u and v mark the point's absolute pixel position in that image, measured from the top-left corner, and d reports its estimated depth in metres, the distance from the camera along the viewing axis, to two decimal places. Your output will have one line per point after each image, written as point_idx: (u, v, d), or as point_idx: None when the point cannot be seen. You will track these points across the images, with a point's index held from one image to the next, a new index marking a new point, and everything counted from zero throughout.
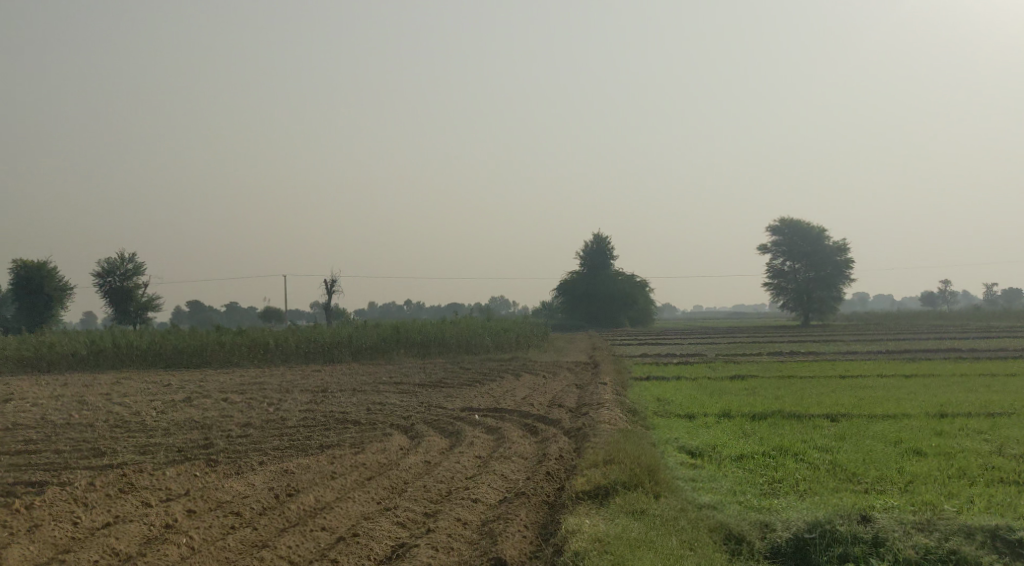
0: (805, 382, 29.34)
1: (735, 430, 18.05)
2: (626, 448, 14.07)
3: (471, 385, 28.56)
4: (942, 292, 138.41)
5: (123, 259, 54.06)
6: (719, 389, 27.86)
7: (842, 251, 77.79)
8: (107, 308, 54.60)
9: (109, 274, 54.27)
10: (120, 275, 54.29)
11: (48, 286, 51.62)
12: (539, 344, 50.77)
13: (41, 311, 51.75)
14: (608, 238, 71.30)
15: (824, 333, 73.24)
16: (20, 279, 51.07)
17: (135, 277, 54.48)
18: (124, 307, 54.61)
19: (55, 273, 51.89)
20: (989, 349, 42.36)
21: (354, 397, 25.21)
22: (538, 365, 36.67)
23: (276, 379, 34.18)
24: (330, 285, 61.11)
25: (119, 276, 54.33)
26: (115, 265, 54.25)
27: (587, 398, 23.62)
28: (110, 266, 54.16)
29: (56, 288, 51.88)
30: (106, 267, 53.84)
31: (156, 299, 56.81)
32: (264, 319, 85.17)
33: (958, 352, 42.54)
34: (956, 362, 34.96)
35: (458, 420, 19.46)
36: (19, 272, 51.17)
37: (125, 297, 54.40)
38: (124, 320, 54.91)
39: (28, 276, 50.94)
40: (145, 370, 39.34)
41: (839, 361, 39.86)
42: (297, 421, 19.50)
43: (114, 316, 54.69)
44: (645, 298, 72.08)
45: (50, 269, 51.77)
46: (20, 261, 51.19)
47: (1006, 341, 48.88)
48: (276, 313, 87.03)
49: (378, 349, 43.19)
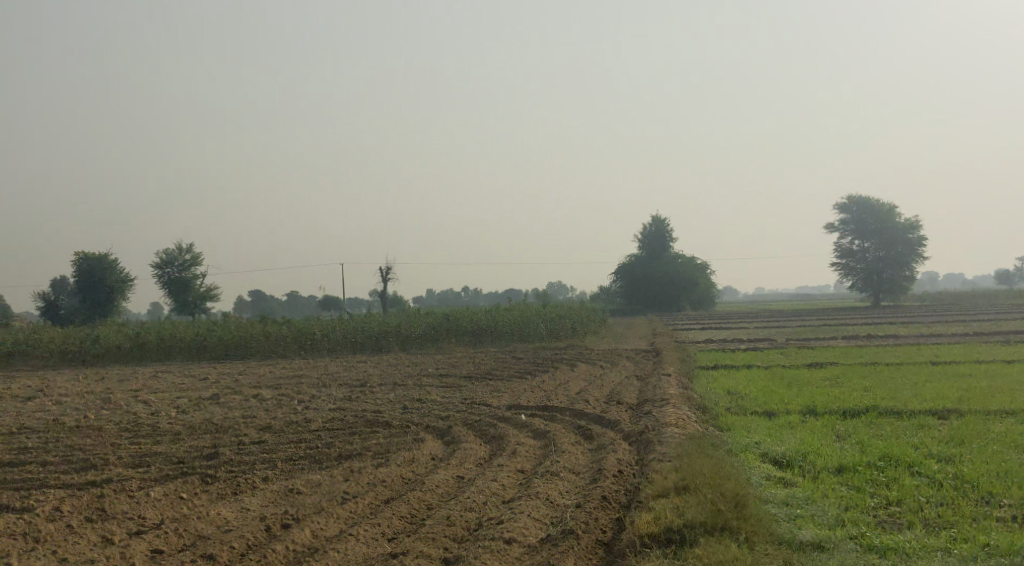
0: (891, 371, 26.53)
1: (822, 431, 15.54)
2: (702, 466, 11.67)
3: (521, 378, 26.18)
4: (1016, 269, 132.99)
5: (181, 249, 52.59)
6: (795, 380, 25.20)
7: (914, 228, 73.63)
8: (166, 300, 53.25)
9: (168, 266, 52.89)
10: (179, 266, 52.91)
11: (109, 279, 50.35)
12: (597, 330, 48.29)
13: (103, 304, 50.49)
14: (667, 220, 68.53)
15: (897, 314, 69.51)
16: (80, 271, 49.86)
17: (194, 269, 53.04)
18: (183, 298, 53.21)
19: (117, 265, 50.57)
20: None
21: (392, 394, 22.91)
22: (595, 353, 34.28)
23: (318, 372, 32.20)
24: (384, 271, 59.16)
25: (177, 267, 52.92)
26: (174, 256, 52.85)
27: (650, 392, 21.19)
28: (168, 257, 52.79)
29: (115, 279, 50.53)
30: (165, 257, 52.42)
31: (216, 289, 55.42)
32: (324, 308, 83.66)
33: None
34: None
35: (503, 420, 17.11)
36: (81, 264, 49.89)
37: (185, 288, 52.92)
38: (185, 311, 53.48)
39: (91, 268, 49.65)
40: (187, 364, 37.62)
41: (922, 346, 36.75)
42: (324, 424, 17.23)
43: (174, 308, 53.28)
44: (706, 280, 69.20)
45: (111, 261, 50.46)
46: (81, 253, 49.94)
47: None
48: (335, 301, 85.46)
49: (427, 338, 41.02)
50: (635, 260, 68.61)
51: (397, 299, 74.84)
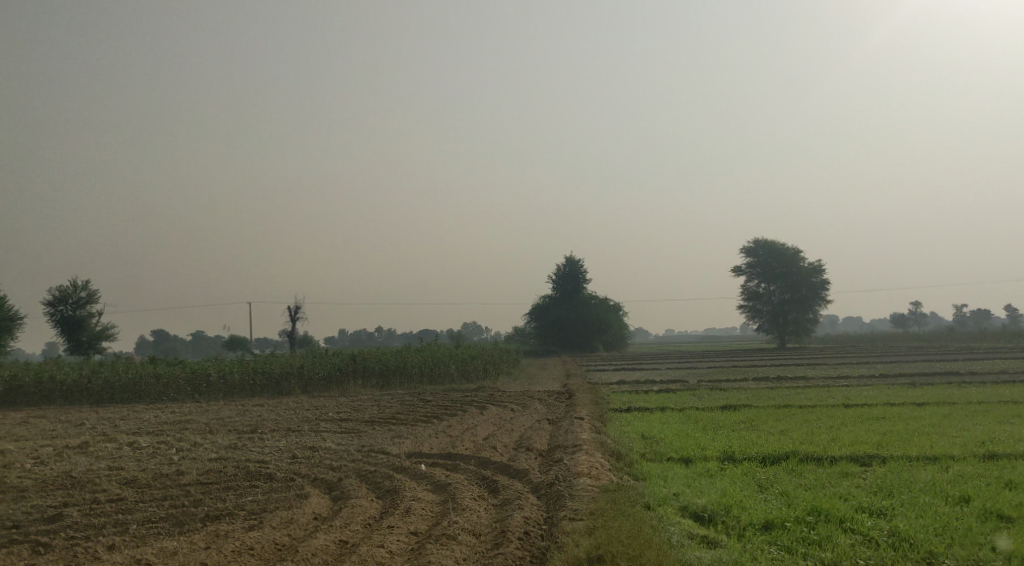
0: (807, 414, 25.69)
1: (744, 481, 14.34)
2: (617, 529, 10.39)
3: (425, 423, 24.58)
4: (913, 311, 136.36)
5: (76, 285, 49.74)
6: (711, 424, 24.10)
7: (818, 271, 74.39)
8: (59, 339, 50.20)
9: (62, 303, 49.91)
10: (73, 303, 49.99)
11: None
12: (508, 371, 46.85)
13: None
14: (580, 260, 67.80)
15: (804, 356, 69.82)
16: None
17: (89, 306, 50.15)
18: (77, 338, 50.21)
19: (6, 302, 47.45)
20: (991, 373, 38.93)
21: (282, 441, 21.13)
22: (505, 396, 32.87)
23: (210, 416, 30.16)
24: (291, 310, 57.00)
25: (71, 305, 49.99)
26: (68, 293, 49.92)
27: (561, 438, 19.83)
28: (62, 294, 49.83)
29: (4, 318, 47.43)
30: (58, 294, 49.50)
31: (112, 327, 52.50)
32: (229, 349, 80.69)
33: (958, 376, 39.06)
34: (962, 388, 31.49)
35: (400, 470, 15.58)
36: None
37: (79, 327, 49.98)
38: (80, 351, 50.50)
39: None
40: (69, 408, 35.09)
41: (834, 388, 36.27)
42: (198, 477, 15.52)
43: (68, 348, 50.27)
44: (618, 321, 68.54)
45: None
46: None
47: (1001, 362, 45.65)
48: (241, 342, 82.56)
49: (331, 380, 39.06)
50: (547, 302, 67.59)
51: (305, 339, 72.43)
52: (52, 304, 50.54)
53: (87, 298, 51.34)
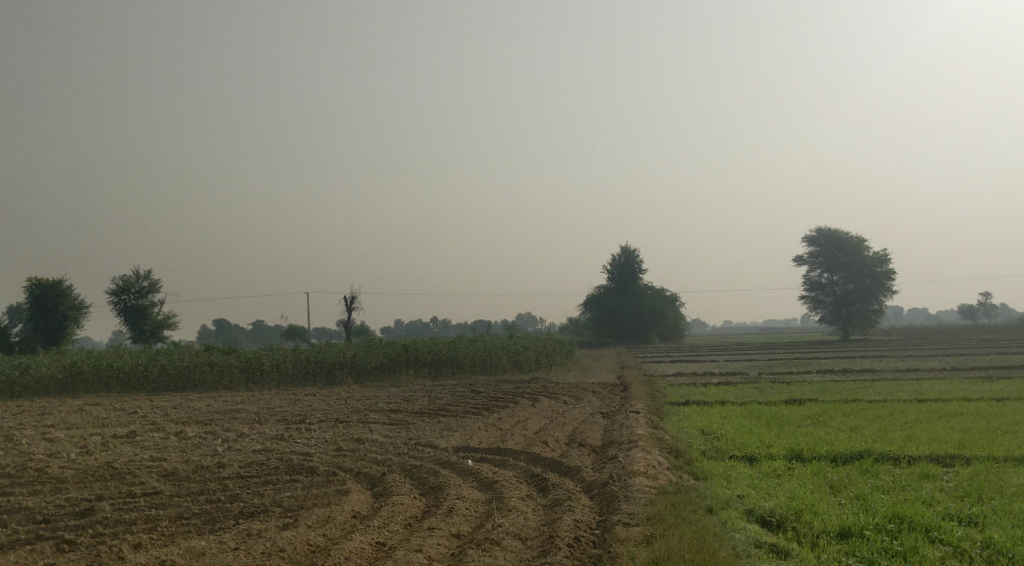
0: (876, 409, 24.50)
1: (812, 483, 13.37)
2: (677, 543, 9.50)
3: (476, 415, 23.83)
4: (981, 304, 132.67)
5: (138, 275, 49.90)
6: (774, 419, 23.07)
7: (883, 262, 72.30)
8: (122, 328, 50.44)
9: (125, 292, 50.13)
10: (136, 292, 50.19)
11: (64, 306, 47.50)
12: (563, 362, 46.01)
13: (56, 332, 47.58)
14: (637, 251, 66.68)
15: (868, 348, 67.94)
16: (32, 298, 46.98)
17: (151, 296, 50.30)
18: (140, 327, 50.41)
19: (72, 291, 47.74)
20: None
21: (328, 432, 20.51)
22: (559, 387, 32.07)
23: (260, 406, 29.78)
24: (347, 299, 56.72)
25: (134, 294, 50.19)
26: (131, 282, 50.12)
27: (616, 432, 18.95)
28: (124, 283, 50.06)
29: (69, 307, 47.73)
30: (121, 283, 49.72)
31: (173, 317, 52.63)
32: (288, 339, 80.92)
33: None
34: None
35: (447, 465, 14.84)
36: (33, 290, 47.03)
37: (141, 316, 50.06)
38: (143, 340, 50.68)
39: (44, 294, 46.79)
40: (124, 396, 35.01)
41: (902, 382, 34.81)
42: (237, 470, 14.85)
43: (129, 335, 50.39)
44: (676, 312, 67.29)
45: (66, 287, 47.64)
46: (34, 279, 47.10)
47: None
48: (299, 331, 82.65)
49: (383, 370, 38.55)
50: (603, 292, 66.54)
51: (362, 329, 72.21)
52: (114, 293, 50.78)
53: (150, 288, 51.52)
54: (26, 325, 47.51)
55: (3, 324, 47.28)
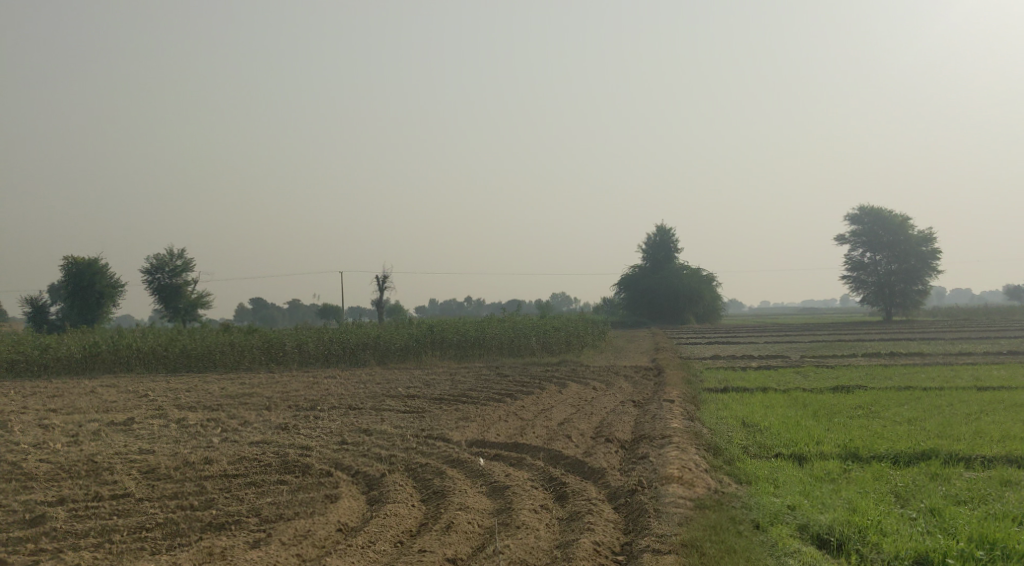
0: (932, 400, 22.64)
1: (874, 491, 11.69)
2: None
3: (498, 402, 22.13)
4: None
5: (172, 253, 48.62)
6: (821, 410, 21.27)
7: (928, 241, 69.67)
8: (156, 307, 49.24)
9: (158, 271, 48.90)
10: (170, 271, 48.92)
11: (99, 285, 46.32)
12: (595, 344, 44.23)
13: (93, 312, 46.46)
14: (672, 230, 64.66)
15: (913, 330, 65.58)
16: (68, 277, 45.84)
17: (185, 275, 49.05)
18: (174, 306, 49.19)
19: (108, 271, 46.57)
20: None
21: (336, 421, 18.91)
22: (589, 370, 30.38)
23: (276, 388, 28.35)
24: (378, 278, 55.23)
25: (167, 273, 48.94)
26: (165, 261, 48.87)
27: (648, 426, 17.21)
28: (158, 262, 48.83)
29: (105, 286, 46.55)
30: (155, 262, 48.48)
31: (206, 296, 51.34)
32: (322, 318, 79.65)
33: None
34: None
35: (456, 464, 13.18)
36: (69, 270, 45.89)
37: (175, 294, 48.74)
38: (177, 319, 49.48)
39: (80, 274, 45.64)
40: (142, 377, 33.67)
41: (954, 368, 32.81)
42: (223, 467, 13.28)
43: (163, 314, 49.13)
44: (712, 292, 65.20)
45: (102, 266, 46.47)
46: (69, 257, 45.94)
47: None
48: (334, 310, 81.30)
49: (408, 351, 36.93)
50: (638, 272, 64.59)
51: (395, 308, 70.67)
52: (148, 272, 49.56)
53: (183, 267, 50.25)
54: (62, 304, 46.40)
55: (38, 302, 46.19)
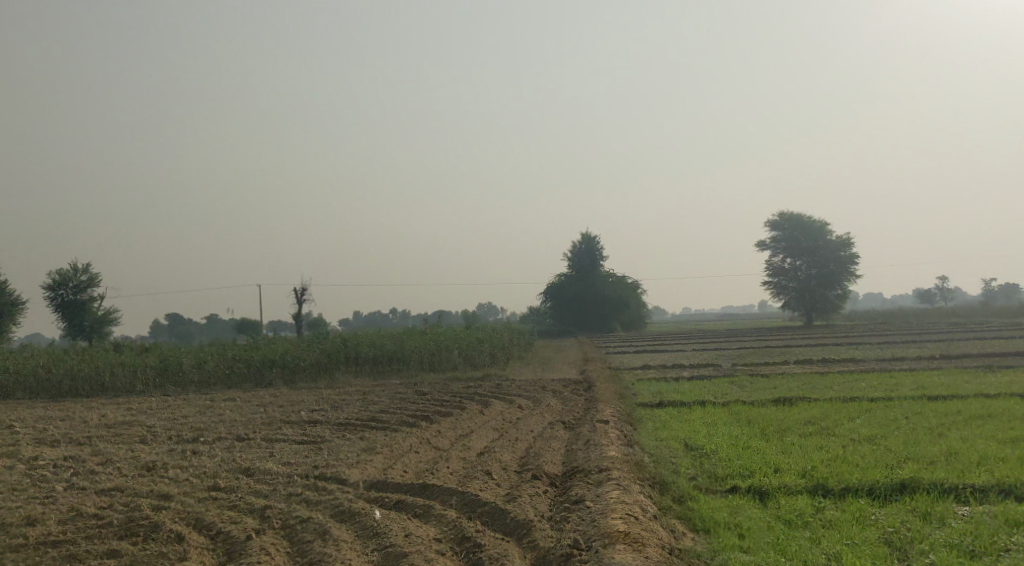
0: (887, 414, 20.68)
1: (863, 539, 9.58)
2: None
3: (409, 428, 19.44)
4: (937, 288, 130.35)
5: (76, 267, 44.55)
6: (770, 427, 19.14)
7: (847, 246, 68.93)
8: (59, 326, 45.05)
9: (62, 287, 44.79)
10: (75, 287, 44.85)
11: None
12: (520, 355, 41.78)
13: None
14: (597, 236, 62.72)
15: (837, 334, 64.60)
16: None
17: (91, 290, 45.02)
18: (79, 324, 45.10)
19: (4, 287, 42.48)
20: None
21: (216, 457, 16.04)
22: (513, 386, 27.85)
23: (166, 414, 25.24)
24: (296, 291, 51.96)
25: (72, 289, 44.84)
26: (69, 276, 44.79)
27: (580, 456, 14.83)
28: (62, 276, 44.75)
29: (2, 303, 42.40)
30: (58, 277, 44.43)
31: (114, 314, 47.24)
32: (240, 334, 75.72)
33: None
34: None
35: (346, 518, 10.63)
36: None
37: (80, 311, 44.56)
38: (83, 338, 45.32)
39: None
40: (20, 405, 30.04)
41: (893, 375, 31.17)
42: (49, 530, 10.43)
43: (68, 333, 44.92)
44: (638, 300, 63.34)
45: None
46: None
47: None
48: (254, 325, 77.41)
49: (320, 368, 33.93)
50: (563, 280, 62.37)
51: (318, 321, 67.11)
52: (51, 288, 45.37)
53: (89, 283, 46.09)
54: None
55: None
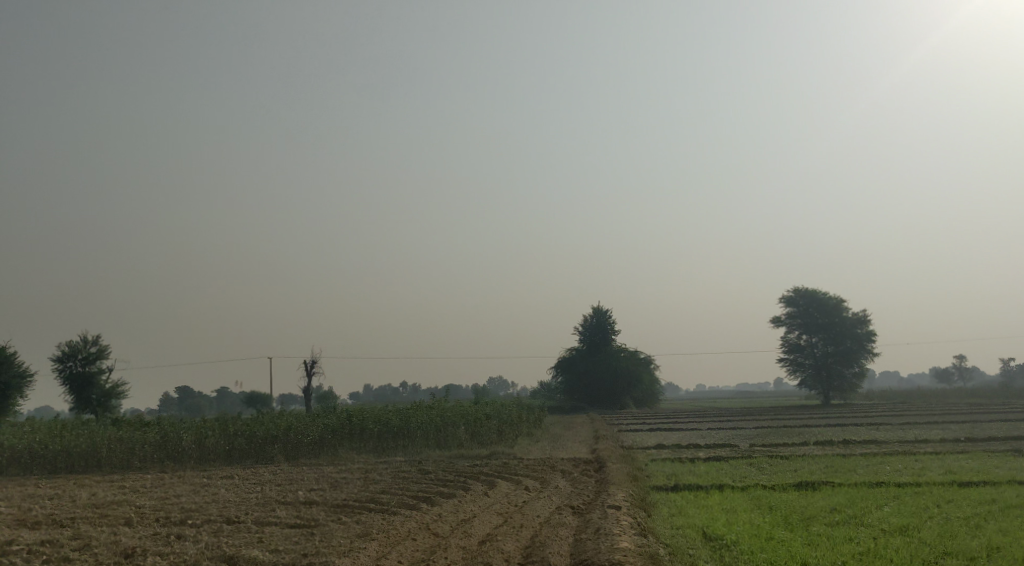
0: (915, 502, 19.56)
1: None
2: None
3: (409, 512, 18.38)
4: (952, 368, 128.52)
5: (86, 339, 43.66)
6: (792, 514, 18.04)
7: (862, 323, 67.78)
8: (66, 399, 43.98)
9: (70, 359, 43.86)
10: (83, 359, 43.90)
11: None
12: (530, 432, 40.61)
13: None
14: (610, 311, 61.84)
15: (854, 413, 63.18)
16: None
17: (99, 363, 44.05)
18: (87, 397, 44.02)
19: None
20: None
21: (201, 543, 15.00)
22: (521, 465, 26.78)
23: (161, 492, 24.19)
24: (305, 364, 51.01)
25: (81, 361, 43.87)
26: (77, 347, 43.87)
27: (589, 547, 13.78)
28: (71, 348, 43.84)
29: None
30: (67, 348, 43.52)
31: (122, 386, 46.18)
32: (248, 408, 74.58)
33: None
34: None
35: None
36: None
37: (88, 384, 43.57)
38: (90, 412, 44.20)
39: None
40: (14, 480, 29.01)
41: (918, 458, 29.96)
42: None
43: (75, 407, 43.87)
44: (651, 375, 62.22)
45: None
46: None
47: None
48: (263, 398, 76.25)
49: (324, 444, 32.85)
50: (574, 356, 61.26)
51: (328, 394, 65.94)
52: (59, 360, 44.43)
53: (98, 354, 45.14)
54: None
55: None
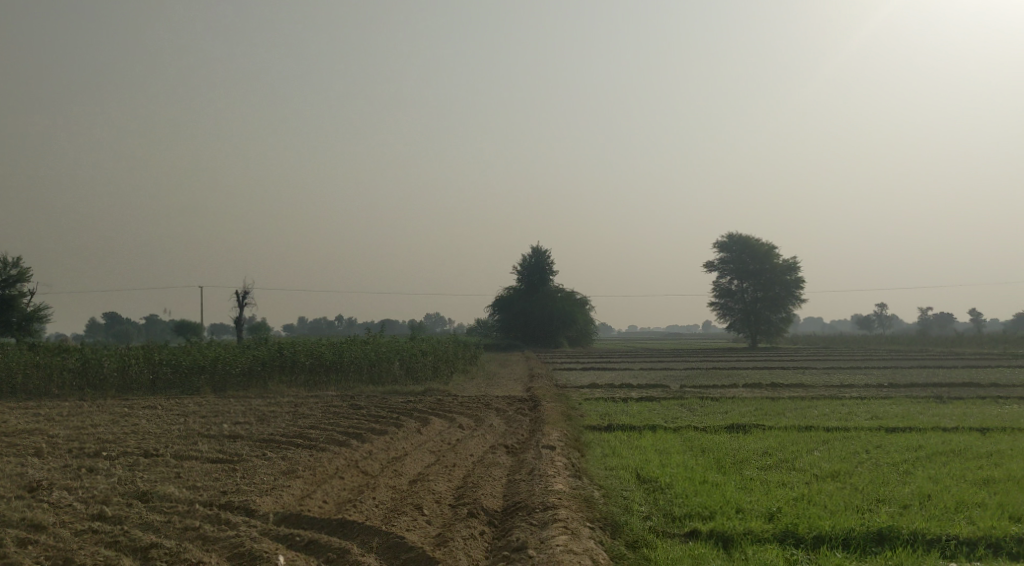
0: (847, 447, 19.51)
1: None
2: None
3: (337, 448, 17.78)
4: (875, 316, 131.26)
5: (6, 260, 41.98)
6: (726, 457, 17.84)
7: (793, 269, 68.38)
8: None
9: None
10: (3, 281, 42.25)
11: None
12: (464, 369, 40.19)
13: None
14: (548, 251, 61.43)
15: (781, 358, 64.01)
16: None
17: (20, 285, 42.43)
18: (7, 320, 42.46)
19: None
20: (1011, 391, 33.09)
21: (114, 477, 14.23)
22: (453, 402, 26.29)
23: (79, 422, 23.24)
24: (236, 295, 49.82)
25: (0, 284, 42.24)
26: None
27: (522, 489, 13.32)
28: None
29: None
30: None
31: (45, 311, 44.61)
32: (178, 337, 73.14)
33: (974, 394, 33.11)
34: (1003, 413, 25.61)
35: None
36: None
37: (9, 307, 42.00)
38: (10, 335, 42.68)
39: None
40: None
41: (846, 403, 30.17)
42: None
43: None
44: (586, 316, 62.17)
45: None
46: None
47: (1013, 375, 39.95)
48: (193, 327, 74.82)
49: (252, 375, 32.01)
50: (510, 294, 60.87)
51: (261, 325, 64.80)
52: None
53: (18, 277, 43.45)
54: None
55: None
